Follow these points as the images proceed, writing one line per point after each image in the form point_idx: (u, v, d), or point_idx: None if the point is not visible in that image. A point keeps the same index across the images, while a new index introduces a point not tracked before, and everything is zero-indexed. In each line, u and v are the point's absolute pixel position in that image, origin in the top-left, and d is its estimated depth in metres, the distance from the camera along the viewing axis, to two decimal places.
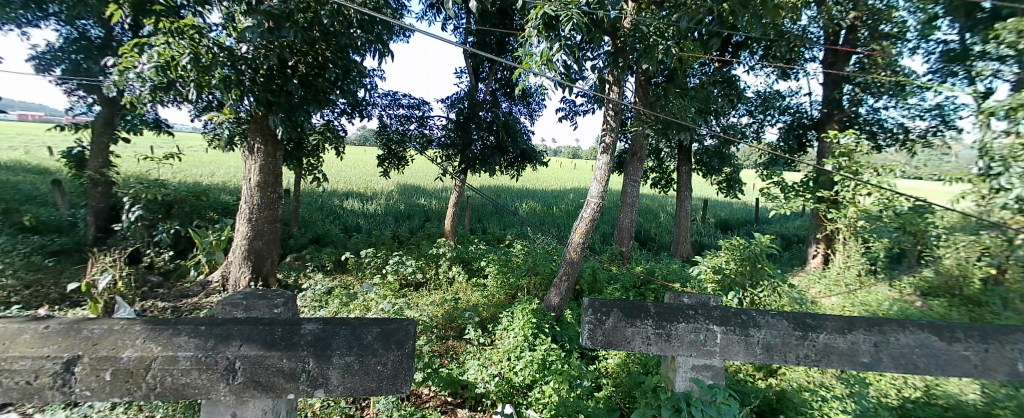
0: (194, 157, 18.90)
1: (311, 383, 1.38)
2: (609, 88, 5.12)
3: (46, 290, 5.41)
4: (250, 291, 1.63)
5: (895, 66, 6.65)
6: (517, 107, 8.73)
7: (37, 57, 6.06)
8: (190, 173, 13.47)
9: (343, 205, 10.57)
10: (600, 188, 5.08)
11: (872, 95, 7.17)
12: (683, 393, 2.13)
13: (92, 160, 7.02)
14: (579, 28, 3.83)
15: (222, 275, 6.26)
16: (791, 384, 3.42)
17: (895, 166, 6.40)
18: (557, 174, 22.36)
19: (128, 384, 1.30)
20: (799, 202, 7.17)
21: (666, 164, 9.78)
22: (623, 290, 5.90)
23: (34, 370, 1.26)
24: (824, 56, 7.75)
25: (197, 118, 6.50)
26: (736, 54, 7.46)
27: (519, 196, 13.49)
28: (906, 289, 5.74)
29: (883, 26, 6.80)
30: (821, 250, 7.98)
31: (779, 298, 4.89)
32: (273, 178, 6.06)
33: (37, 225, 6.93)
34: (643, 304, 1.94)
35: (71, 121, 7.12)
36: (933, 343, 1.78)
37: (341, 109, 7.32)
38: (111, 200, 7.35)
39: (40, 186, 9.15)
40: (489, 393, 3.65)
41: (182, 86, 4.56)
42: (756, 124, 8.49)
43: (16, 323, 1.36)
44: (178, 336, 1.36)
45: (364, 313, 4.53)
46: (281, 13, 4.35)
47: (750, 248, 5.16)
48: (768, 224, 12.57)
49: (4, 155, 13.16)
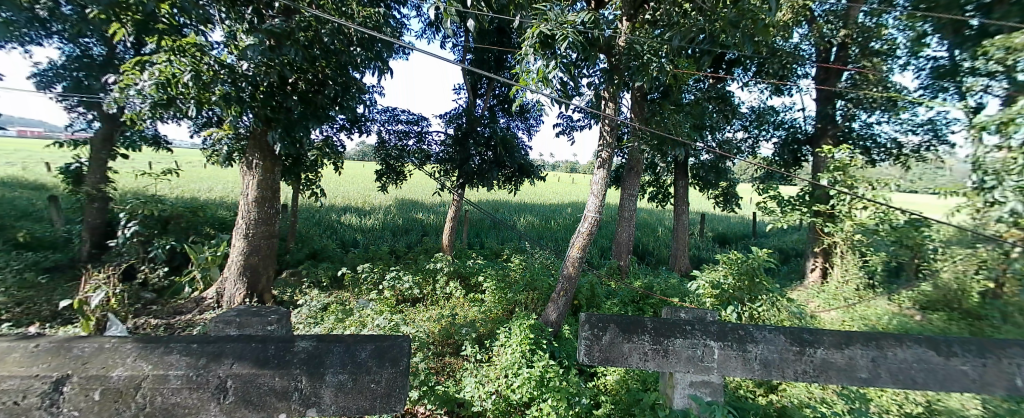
0: (191, 173, 19.00)
1: (303, 402, 1.35)
2: (605, 104, 5.21)
3: (37, 307, 5.34)
4: (244, 308, 1.63)
5: (886, 82, 6.77)
6: (515, 122, 8.82)
7: (39, 74, 6.11)
8: (188, 189, 13.51)
9: (341, 220, 10.58)
10: (597, 202, 5.09)
11: (865, 111, 7.29)
12: (681, 410, 2.10)
13: (90, 176, 7.03)
14: (575, 46, 3.91)
15: (217, 291, 6.20)
16: (791, 401, 3.40)
17: (890, 180, 6.45)
18: (554, 188, 22.50)
19: (117, 403, 1.28)
20: (796, 216, 7.23)
21: (663, 179, 9.82)
22: (622, 305, 5.86)
23: (22, 389, 1.23)
24: (816, 72, 7.92)
25: (197, 134, 6.55)
26: (730, 71, 7.58)
27: (517, 211, 13.54)
28: (906, 303, 5.74)
29: (873, 43, 6.90)
30: (819, 264, 7.99)
31: (778, 313, 4.86)
32: (271, 193, 6.06)
33: (31, 241, 6.89)
34: (640, 319, 1.92)
35: (71, 137, 7.16)
36: (930, 358, 1.78)
37: (339, 125, 7.38)
38: (107, 216, 7.34)
39: (36, 202, 9.12)
40: (487, 411, 3.58)
41: (182, 103, 4.63)
42: (751, 139, 8.59)
43: (5, 341, 1.34)
44: (169, 354, 1.35)
45: (359, 329, 4.47)
46: (282, 32, 4.43)
47: (748, 262, 5.19)
48: (766, 237, 12.60)
49: (2, 171, 13.20)
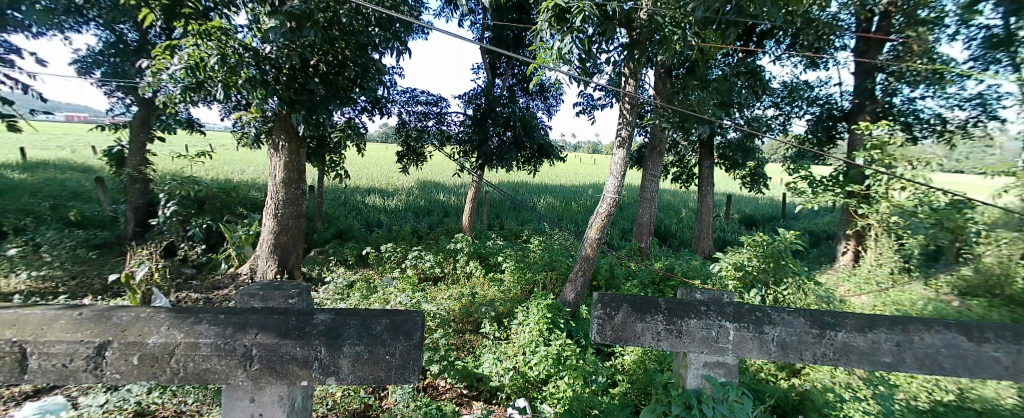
0: (224, 155, 19.77)
1: (323, 371, 1.43)
2: (626, 81, 5.08)
3: (90, 281, 5.76)
4: (267, 282, 1.67)
5: (932, 53, 6.31)
6: (534, 102, 8.70)
7: (79, 61, 6.42)
8: (221, 171, 14.04)
9: (365, 200, 10.84)
10: (616, 183, 5.00)
11: (908, 85, 6.81)
12: (694, 390, 2.08)
13: (131, 158, 7.39)
14: (592, 20, 3.76)
15: (251, 267, 6.52)
16: (814, 385, 3.33)
17: (932, 159, 6.06)
18: (575, 169, 22.23)
19: (154, 368, 1.38)
20: (828, 197, 6.88)
21: (688, 159, 9.58)
22: (641, 287, 5.85)
23: (70, 353, 1.35)
24: (856, 44, 7.43)
25: (227, 117, 6.77)
26: (761, 43, 7.22)
27: (537, 192, 13.52)
28: (943, 288, 5.48)
29: (920, 11, 6.37)
30: (851, 247, 7.67)
31: (804, 296, 4.73)
32: (297, 174, 6.24)
33: (82, 220, 7.37)
34: (654, 299, 1.91)
35: (112, 121, 7.52)
36: (961, 343, 1.70)
37: (361, 107, 7.48)
38: (148, 196, 7.74)
39: (84, 183, 9.69)
40: (504, 387, 3.69)
41: (211, 86, 4.78)
42: (782, 116, 8.21)
43: (54, 309, 1.45)
44: (199, 324, 1.43)
45: (383, 306, 4.66)
46: (302, 14, 4.42)
47: (774, 244, 5.03)
48: (796, 219, 12.16)
49: (54, 154, 14.11)
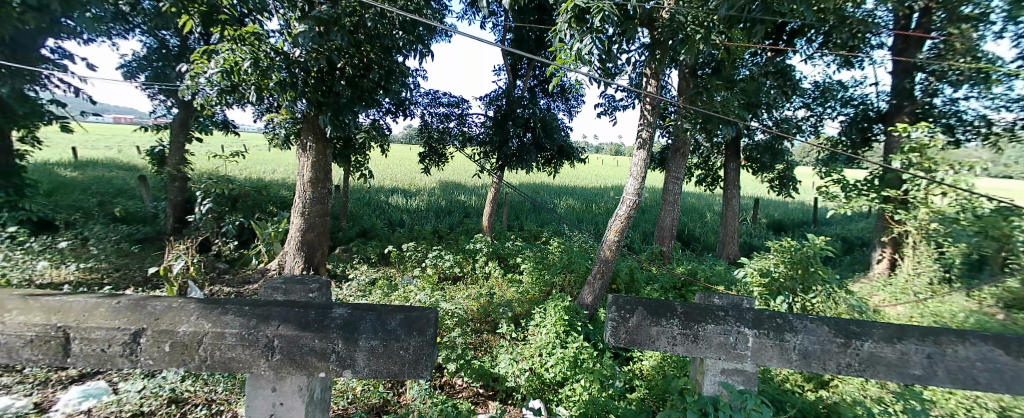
0: (257, 155, 20.58)
1: (340, 364, 1.48)
2: (647, 81, 5.01)
3: (132, 273, 6.11)
4: (289, 276, 1.74)
5: (977, 51, 5.94)
6: (555, 103, 8.68)
7: (126, 66, 6.84)
8: (254, 170, 14.62)
9: (388, 200, 11.06)
10: (637, 185, 4.93)
11: (950, 85, 6.44)
12: (711, 397, 2.04)
13: (171, 157, 7.80)
14: (612, 20, 3.74)
15: (279, 263, 6.77)
16: (842, 398, 3.19)
17: (976, 163, 5.66)
18: (597, 171, 22.01)
19: (184, 355, 1.46)
20: (862, 202, 6.57)
21: (713, 161, 9.35)
22: (661, 291, 5.75)
23: (109, 339, 1.45)
24: (894, 42, 7.08)
25: (259, 119, 7.06)
26: (790, 42, 6.99)
27: (557, 194, 13.46)
28: (988, 300, 5.16)
29: (964, 6, 6.03)
30: (886, 255, 7.31)
31: (835, 305, 4.54)
32: (323, 174, 6.43)
33: (126, 216, 7.82)
34: (670, 303, 1.89)
35: (154, 122, 7.97)
36: (998, 357, 1.63)
37: (385, 109, 7.65)
38: (186, 194, 8.15)
39: (129, 181, 10.27)
40: (520, 388, 3.69)
41: (244, 89, 4.98)
42: (814, 117, 7.91)
43: (96, 297, 1.56)
44: (225, 314, 1.50)
45: (403, 303, 4.76)
46: (330, 18, 4.62)
47: (802, 250, 4.84)
48: (828, 225, 11.67)
49: (103, 154, 15.02)
